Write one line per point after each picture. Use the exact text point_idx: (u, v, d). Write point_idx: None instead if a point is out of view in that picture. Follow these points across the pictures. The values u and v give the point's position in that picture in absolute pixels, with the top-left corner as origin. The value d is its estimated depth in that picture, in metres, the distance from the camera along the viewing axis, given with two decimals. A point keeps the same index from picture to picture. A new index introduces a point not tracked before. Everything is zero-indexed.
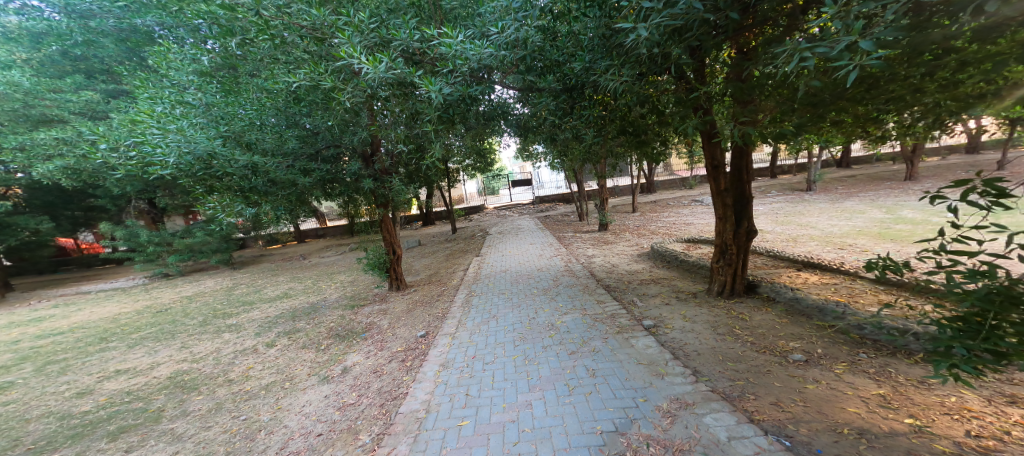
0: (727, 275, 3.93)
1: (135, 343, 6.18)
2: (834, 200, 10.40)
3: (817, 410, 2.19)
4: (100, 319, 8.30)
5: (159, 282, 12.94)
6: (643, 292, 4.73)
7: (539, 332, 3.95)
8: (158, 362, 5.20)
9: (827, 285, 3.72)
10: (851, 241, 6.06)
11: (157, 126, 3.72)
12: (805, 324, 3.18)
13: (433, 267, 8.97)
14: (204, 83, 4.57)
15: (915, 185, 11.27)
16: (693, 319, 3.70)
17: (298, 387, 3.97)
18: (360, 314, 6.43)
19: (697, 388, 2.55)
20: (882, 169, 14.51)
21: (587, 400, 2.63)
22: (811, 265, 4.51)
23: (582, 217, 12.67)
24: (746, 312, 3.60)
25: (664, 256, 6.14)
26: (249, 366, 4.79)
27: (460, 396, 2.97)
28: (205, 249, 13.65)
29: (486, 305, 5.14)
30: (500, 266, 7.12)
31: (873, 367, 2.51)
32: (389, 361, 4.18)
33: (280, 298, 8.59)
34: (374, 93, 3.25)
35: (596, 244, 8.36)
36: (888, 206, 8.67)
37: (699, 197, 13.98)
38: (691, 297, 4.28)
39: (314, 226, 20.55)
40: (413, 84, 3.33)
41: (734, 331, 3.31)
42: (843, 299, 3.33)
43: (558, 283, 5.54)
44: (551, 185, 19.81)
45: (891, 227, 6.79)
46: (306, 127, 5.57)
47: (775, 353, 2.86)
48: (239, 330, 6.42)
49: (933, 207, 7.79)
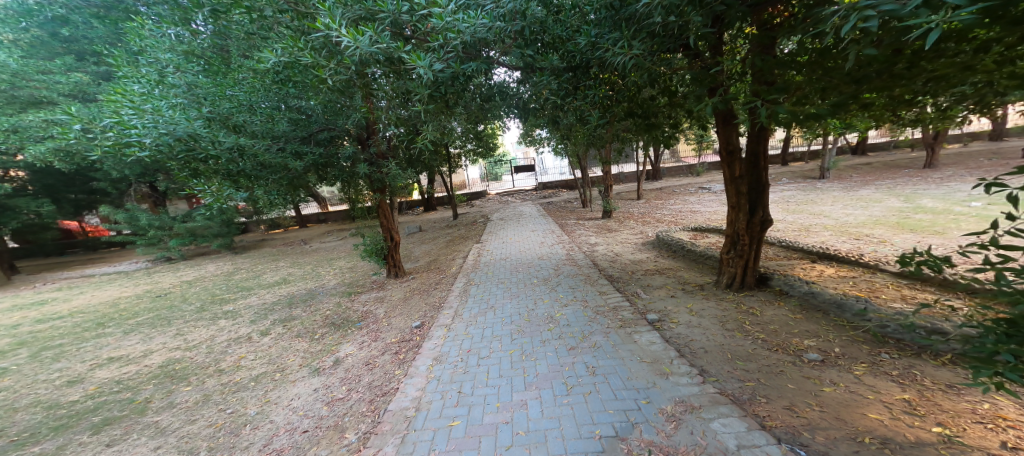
0: (737, 267, 3.72)
1: (131, 329, 6.17)
2: (848, 189, 10.05)
3: (835, 415, 2.00)
4: (100, 304, 8.33)
5: (161, 267, 12.99)
6: (647, 283, 4.55)
7: (537, 325, 3.81)
8: (151, 350, 5.20)
9: (845, 279, 3.51)
10: (867, 231, 5.81)
11: (133, 106, 3.52)
12: (821, 321, 2.98)
13: (433, 254, 8.85)
14: (184, 62, 4.33)
15: (934, 173, 10.84)
16: (700, 313, 3.52)
17: (288, 380, 3.90)
18: (357, 302, 6.35)
19: (704, 391, 2.38)
20: (900, 156, 14.00)
21: (585, 401, 2.48)
22: (827, 257, 4.27)
23: (586, 204, 12.43)
24: (757, 307, 3.40)
25: (670, 245, 5.94)
26: (241, 356, 4.73)
27: (453, 393, 2.84)
28: (206, 234, 13.64)
29: (484, 295, 5.00)
30: (501, 254, 6.95)
31: (896, 369, 2.30)
32: (382, 354, 4.09)
33: (279, 284, 8.55)
34: (357, 73, 3.03)
35: (599, 231, 8.14)
36: (906, 194, 8.32)
37: (707, 184, 13.64)
38: (698, 289, 4.09)
39: (316, 211, 20.47)
40: (402, 61, 3.09)
41: (744, 327, 3.13)
42: (862, 295, 3.12)
43: (559, 273, 5.37)
44: (555, 171, 19.47)
45: (909, 217, 6.50)
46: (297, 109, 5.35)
47: (788, 352, 2.67)
48: (235, 317, 6.37)
49: (955, 197, 7.44)
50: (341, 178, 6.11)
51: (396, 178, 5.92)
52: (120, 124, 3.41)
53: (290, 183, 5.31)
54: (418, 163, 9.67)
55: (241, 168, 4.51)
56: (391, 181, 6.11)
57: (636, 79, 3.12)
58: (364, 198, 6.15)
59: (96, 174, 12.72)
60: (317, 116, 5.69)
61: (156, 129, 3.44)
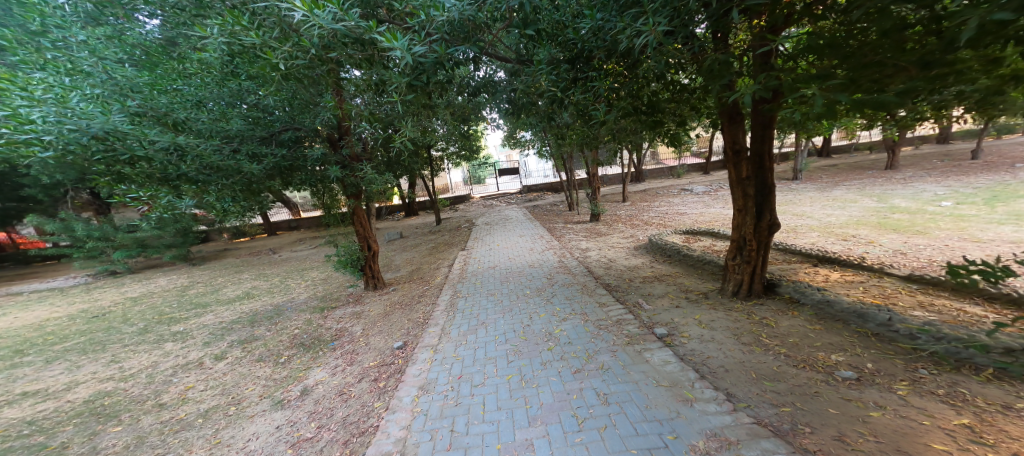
0: (744, 274, 3.51)
1: (57, 357, 5.32)
2: (822, 189, 10.35)
3: (894, 448, 1.74)
4: (23, 326, 7.25)
5: (104, 282, 11.68)
6: (648, 294, 4.28)
7: (535, 345, 3.47)
8: (77, 381, 4.48)
9: (855, 285, 3.36)
10: (854, 232, 5.83)
11: (25, 94, 2.90)
12: (843, 332, 2.78)
13: (414, 263, 8.32)
14: (99, 47, 3.58)
15: (898, 174, 11.38)
16: (711, 325, 3.29)
17: (245, 415, 3.35)
18: (330, 318, 5.74)
19: (738, 421, 2.08)
20: (863, 158, 14.71)
21: (602, 438, 2.13)
22: (828, 261, 4.16)
23: (571, 207, 12.20)
24: (771, 317, 3.19)
25: (664, 250, 5.74)
26: (188, 386, 4.07)
27: (444, 432, 2.42)
28: (159, 244, 12.43)
29: (473, 309, 4.59)
30: (489, 262, 6.52)
31: (941, 387, 2.09)
32: (358, 381, 3.61)
33: (241, 298, 7.75)
34: (320, 57, 2.59)
35: (589, 236, 7.88)
36: (879, 194, 8.58)
37: (688, 186, 13.77)
38: (702, 298, 3.87)
39: (286, 218, 19.26)
40: (377, 46, 2.68)
41: (761, 340, 2.91)
42: (880, 302, 2.95)
43: (553, 282, 5.04)
44: (538, 174, 19.23)
45: (890, 216, 6.60)
46: (255, 106, 4.84)
47: (818, 370, 2.45)
48: (186, 339, 5.63)
49: (926, 196, 7.71)
50: (310, 182, 5.54)
51: (373, 182, 5.43)
52: (11, 117, 2.79)
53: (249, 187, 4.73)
54: (396, 166, 9.12)
55: (189, 170, 3.94)
56: (367, 185, 5.62)
57: (646, 70, 2.86)
58: (337, 204, 5.61)
59: (26, 179, 11.33)
60: (283, 114, 5.14)
61: (60, 124, 2.83)
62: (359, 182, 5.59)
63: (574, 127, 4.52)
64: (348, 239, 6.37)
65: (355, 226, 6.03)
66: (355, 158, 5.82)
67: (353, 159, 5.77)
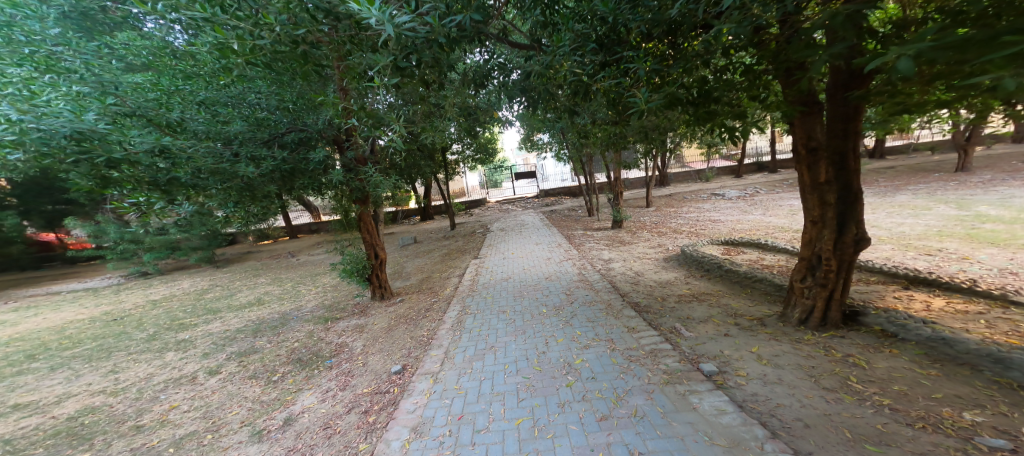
0: (817, 299, 2.81)
1: (60, 364, 5.17)
2: (880, 194, 9.21)
3: None
4: (45, 329, 7.31)
5: (133, 284, 11.99)
6: (687, 317, 3.60)
7: (552, 381, 2.89)
8: (70, 393, 4.19)
9: (972, 318, 2.60)
10: (936, 245, 4.90)
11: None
12: (973, 382, 2.05)
13: (426, 271, 7.91)
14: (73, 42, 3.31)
15: (971, 177, 10.01)
16: (775, 362, 2.61)
17: (218, 446, 2.92)
18: (332, 331, 5.37)
19: None
20: (924, 160, 13.22)
21: None
22: (919, 282, 3.36)
23: (592, 213, 11.54)
24: (860, 355, 2.49)
25: (701, 263, 5.01)
26: (172, 405, 3.73)
27: None
28: (186, 246, 12.66)
29: (482, 329, 4.06)
30: (503, 272, 5.98)
31: None
32: (347, 411, 3.15)
33: (251, 305, 7.57)
34: (292, 36, 2.18)
35: (611, 244, 7.22)
36: (955, 200, 7.44)
37: (719, 190, 12.79)
38: (758, 325, 3.16)
39: (308, 221, 19.51)
40: (361, 21, 2.23)
41: (851, 387, 2.22)
42: (1019, 343, 2.20)
43: (572, 299, 4.43)
44: (557, 178, 18.60)
45: (976, 227, 5.57)
46: (254, 107, 4.60)
47: (949, 434, 1.74)
48: (187, 348, 5.40)
49: (1018, 203, 6.56)
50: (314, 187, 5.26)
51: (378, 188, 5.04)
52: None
53: (253, 193, 4.47)
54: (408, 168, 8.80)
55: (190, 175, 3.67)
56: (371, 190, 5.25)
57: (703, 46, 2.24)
58: (340, 211, 5.28)
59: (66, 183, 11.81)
60: (288, 114, 4.84)
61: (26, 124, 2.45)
62: (364, 186, 5.24)
63: (599, 123, 3.94)
64: (354, 247, 6.02)
65: (362, 232, 5.69)
66: (361, 161, 5.50)
67: (359, 161, 5.43)
